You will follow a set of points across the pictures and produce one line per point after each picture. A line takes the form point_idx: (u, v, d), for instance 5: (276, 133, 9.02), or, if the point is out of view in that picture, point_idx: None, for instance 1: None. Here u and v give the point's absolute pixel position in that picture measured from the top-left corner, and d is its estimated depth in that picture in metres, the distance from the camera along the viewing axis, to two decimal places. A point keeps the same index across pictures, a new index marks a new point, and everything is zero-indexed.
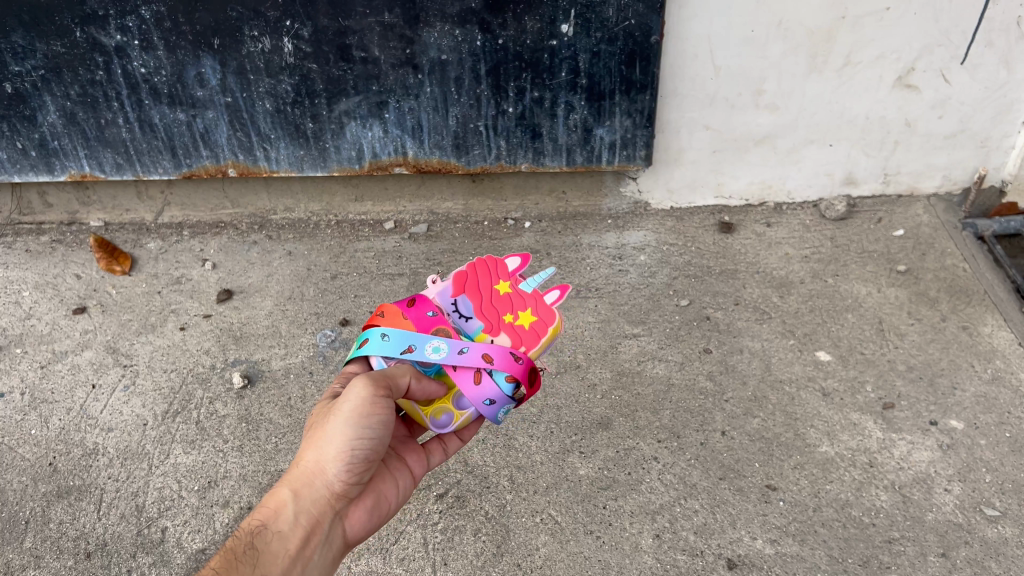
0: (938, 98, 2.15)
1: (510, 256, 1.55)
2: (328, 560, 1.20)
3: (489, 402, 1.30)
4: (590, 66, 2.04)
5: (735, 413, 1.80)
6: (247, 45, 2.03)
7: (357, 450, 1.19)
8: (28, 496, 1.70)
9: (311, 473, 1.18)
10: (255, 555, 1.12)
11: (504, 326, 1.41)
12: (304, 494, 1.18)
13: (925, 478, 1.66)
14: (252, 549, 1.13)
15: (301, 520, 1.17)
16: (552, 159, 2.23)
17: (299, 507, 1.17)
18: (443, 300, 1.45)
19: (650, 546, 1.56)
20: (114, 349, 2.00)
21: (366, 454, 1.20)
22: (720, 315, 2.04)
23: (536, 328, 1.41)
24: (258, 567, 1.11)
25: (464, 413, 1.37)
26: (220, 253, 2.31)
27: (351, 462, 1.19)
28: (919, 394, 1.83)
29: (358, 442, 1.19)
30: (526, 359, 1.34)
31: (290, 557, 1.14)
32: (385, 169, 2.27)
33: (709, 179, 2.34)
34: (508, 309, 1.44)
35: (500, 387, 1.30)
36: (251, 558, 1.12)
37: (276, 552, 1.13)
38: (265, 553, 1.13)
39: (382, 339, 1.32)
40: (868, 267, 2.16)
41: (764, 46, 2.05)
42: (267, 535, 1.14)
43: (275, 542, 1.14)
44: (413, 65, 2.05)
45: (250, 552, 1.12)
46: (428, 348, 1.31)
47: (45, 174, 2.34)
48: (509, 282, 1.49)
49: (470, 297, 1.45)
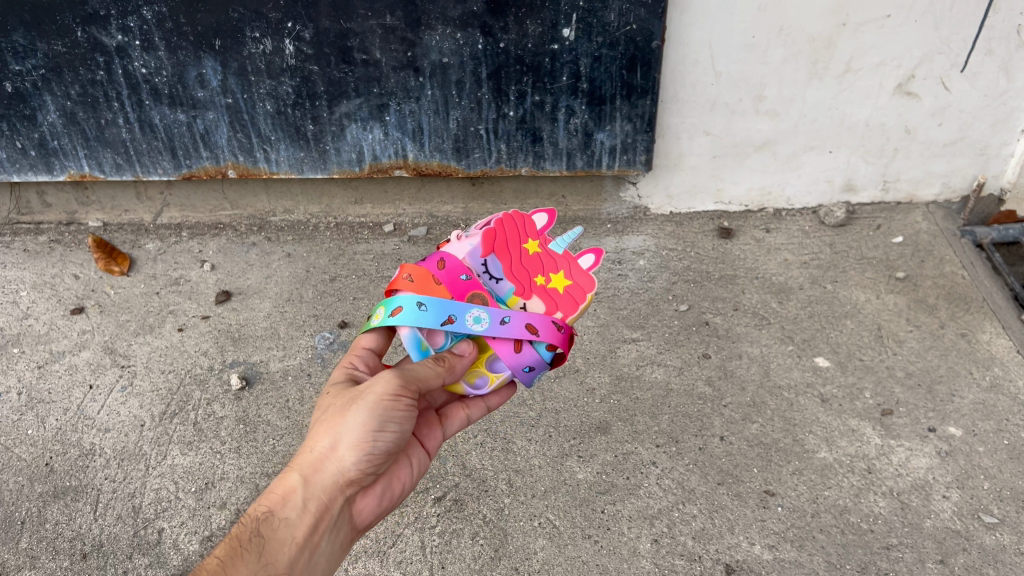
0: (938, 105, 2.16)
1: (535, 213, 1.50)
2: (335, 547, 1.17)
3: (528, 369, 1.29)
4: (592, 71, 2.04)
5: (734, 419, 1.80)
6: (249, 46, 2.03)
7: (379, 441, 1.16)
8: (25, 497, 1.69)
9: (324, 460, 1.14)
10: (261, 542, 1.09)
11: (536, 289, 1.37)
12: (317, 482, 1.14)
13: (923, 485, 1.66)
14: (258, 537, 1.09)
15: (311, 507, 1.13)
16: (552, 163, 2.23)
17: (310, 494, 1.13)
18: (472, 260, 1.37)
19: (648, 551, 1.56)
20: (111, 350, 2.00)
21: (385, 444, 1.17)
22: (719, 320, 2.04)
23: (571, 292, 1.39)
24: (264, 555, 1.07)
25: (499, 375, 1.35)
26: (219, 254, 2.30)
27: (370, 452, 1.16)
28: (918, 401, 1.83)
29: (380, 433, 1.16)
30: (566, 327, 1.33)
31: (298, 545, 1.10)
32: (384, 172, 2.27)
33: (709, 184, 2.35)
34: (541, 272, 1.41)
35: (539, 354, 1.29)
36: (257, 545, 1.08)
37: (284, 540, 1.09)
38: (271, 540, 1.09)
39: (420, 308, 1.22)
40: (867, 273, 2.17)
41: (765, 52, 2.06)
42: (274, 522, 1.10)
43: (283, 529, 1.10)
44: (415, 68, 2.06)
45: (257, 539, 1.09)
46: (469, 317, 1.25)
47: (44, 174, 2.34)
48: (537, 240, 1.45)
49: (501, 256, 1.39)
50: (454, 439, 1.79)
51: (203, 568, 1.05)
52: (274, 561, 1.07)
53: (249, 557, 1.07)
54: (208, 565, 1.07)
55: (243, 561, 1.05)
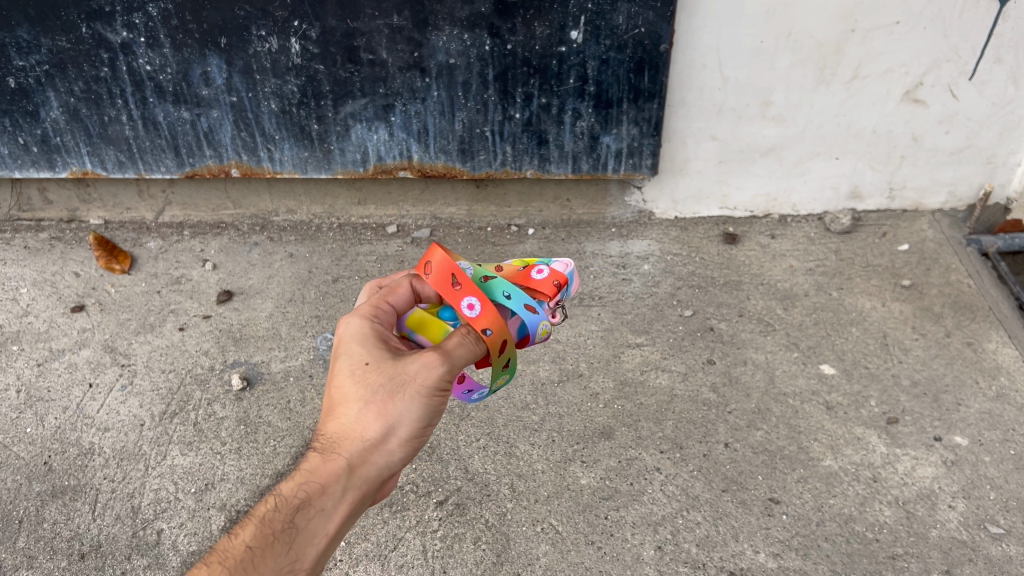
0: (945, 113, 2.15)
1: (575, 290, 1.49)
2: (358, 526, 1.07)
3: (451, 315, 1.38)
4: (599, 73, 2.03)
5: (738, 426, 1.78)
6: (254, 45, 2.02)
7: (430, 431, 1.04)
8: (22, 496, 1.67)
9: (370, 450, 1.00)
10: (293, 533, 0.95)
11: None
12: (360, 472, 0.99)
13: (928, 494, 1.64)
14: (292, 527, 0.95)
15: (352, 497, 1.00)
16: (558, 166, 2.22)
17: (355, 488, 0.99)
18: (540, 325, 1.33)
19: (651, 558, 1.54)
20: (111, 349, 1.98)
21: (432, 433, 1.06)
22: (724, 326, 2.03)
23: None
24: (293, 550, 0.95)
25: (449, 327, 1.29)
26: (221, 254, 2.29)
27: (419, 442, 1.04)
28: (924, 409, 1.81)
29: (432, 424, 1.03)
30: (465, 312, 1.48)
31: (332, 540, 0.98)
32: (389, 173, 2.25)
33: (715, 189, 2.33)
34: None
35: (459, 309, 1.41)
36: (288, 536, 0.95)
37: (320, 534, 0.97)
38: (303, 532, 0.96)
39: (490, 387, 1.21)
40: (873, 281, 2.15)
41: (773, 57, 2.05)
42: (310, 511, 0.97)
43: (318, 521, 0.97)
44: (421, 68, 2.05)
45: (288, 530, 0.95)
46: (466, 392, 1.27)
47: (46, 170, 2.33)
48: None
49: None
50: (457, 443, 1.77)
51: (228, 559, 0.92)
52: (303, 556, 0.95)
53: (279, 547, 0.94)
54: (236, 552, 0.93)
55: (273, 553, 0.94)
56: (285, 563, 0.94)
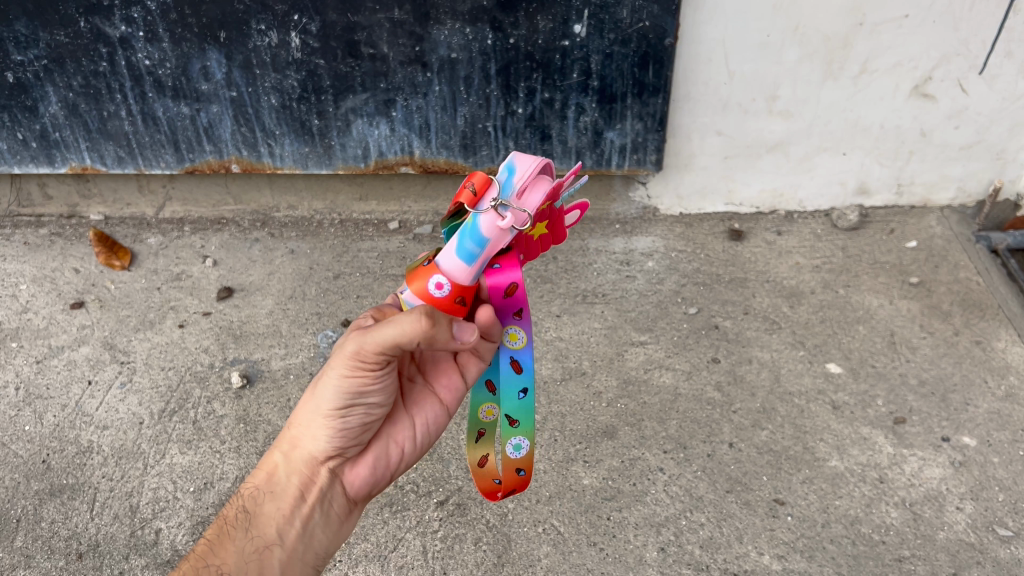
0: (955, 108, 2.12)
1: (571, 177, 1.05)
2: (331, 516, 1.16)
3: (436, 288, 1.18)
4: (603, 68, 2.01)
5: (743, 425, 1.76)
6: (254, 39, 2.00)
7: (344, 414, 1.10)
8: (20, 494, 1.66)
9: (299, 435, 1.14)
10: (248, 517, 1.13)
11: None
12: (296, 456, 1.14)
13: (936, 496, 1.62)
14: (244, 513, 1.13)
15: (293, 480, 1.14)
16: (561, 161, 2.19)
17: (292, 469, 1.14)
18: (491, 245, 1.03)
19: (654, 559, 1.52)
20: (111, 346, 1.97)
21: (358, 415, 1.11)
22: (728, 324, 2.00)
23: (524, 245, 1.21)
24: (248, 533, 1.11)
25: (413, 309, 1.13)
26: (221, 250, 2.27)
27: (335, 421, 1.11)
28: (931, 409, 1.79)
29: (344, 403, 1.10)
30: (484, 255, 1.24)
31: (284, 518, 1.12)
32: (391, 169, 2.23)
33: (720, 185, 2.30)
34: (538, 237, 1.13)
35: None
36: (243, 521, 1.12)
37: (271, 514, 1.12)
38: (257, 514, 1.13)
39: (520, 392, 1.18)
40: (880, 278, 2.13)
41: (780, 51, 2.02)
42: (259, 497, 1.14)
43: (269, 504, 1.13)
44: (422, 63, 2.02)
45: (243, 515, 1.13)
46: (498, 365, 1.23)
47: (45, 166, 2.31)
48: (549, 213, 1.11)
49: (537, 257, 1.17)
50: (458, 442, 1.75)
51: (193, 549, 1.12)
52: (262, 535, 1.11)
53: (235, 534, 1.11)
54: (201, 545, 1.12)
55: (228, 538, 1.11)
56: (245, 545, 1.10)
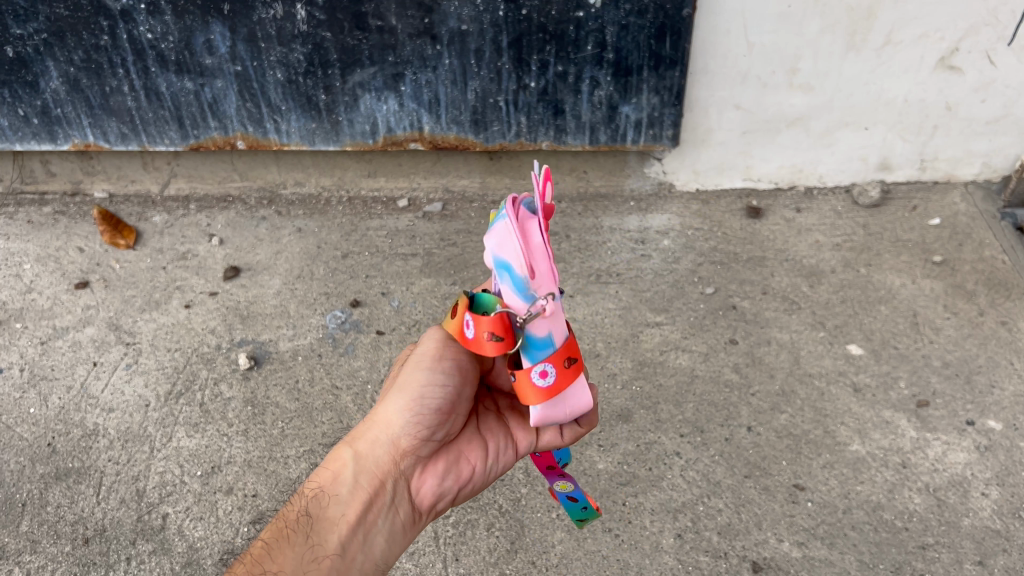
0: (982, 80, 2.03)
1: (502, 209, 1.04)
2: (396, 526, 1.13)
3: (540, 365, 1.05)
4: (618, 40, 1.93)
5: (762, 409, 1.71)
6: (258, 11, 1.93)
7: (427, 405, 1.14)
8: (26, 478, 1.65)
9: (375, 432, 1.15)
10: (312, 520, 1.08)
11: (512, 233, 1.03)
12: (366, 454, 1.13)
13: (961, 481, 1.57)
14: (307, 516, 1.08)
15: (363, 482, 1.12)
16: (574, 137, 2.12)
17: (360, 469, 1.12)
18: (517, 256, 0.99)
19: (671, 546, 1.50)
20: (116, 326, 1.94)
21: (442, 415, 1.16)
22: (747, 304, 1.94)
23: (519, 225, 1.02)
24: (312, 535, 1.06)
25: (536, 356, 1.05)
26: (227, 228, 2.22)
27: (419, 416, 1.14)
28: (955, 392, 1.73)
29: (428, 398, 1.14)
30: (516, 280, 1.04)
31: (350, 523, 1.08)
32: (399, 145, 2.17)
33: (739, 161, 2.23)
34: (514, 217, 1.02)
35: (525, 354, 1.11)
36: (305, 526, 1.07)
37: (334, 518, 1.08)
38: (321, 518, 1.08)
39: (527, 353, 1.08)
40: (903, 257, 2.06)
41: (801, 22, 1.93)
42: (324, 499, 1.10)
43: (333, 506, 1.09)
44: (432, 35, 1.95)
45: (305, 519, 1.08)
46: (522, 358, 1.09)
47: (47, 142, 2.27)
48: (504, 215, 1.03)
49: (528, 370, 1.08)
50: None
51: (249, 551, 1.05)
52: (324, 540, 1.06)
53: (298, 537, 1.05)
54: (255, 550, 1.04)
55: (291, 542, 1.04)
56: (307, 550, 1.04)
